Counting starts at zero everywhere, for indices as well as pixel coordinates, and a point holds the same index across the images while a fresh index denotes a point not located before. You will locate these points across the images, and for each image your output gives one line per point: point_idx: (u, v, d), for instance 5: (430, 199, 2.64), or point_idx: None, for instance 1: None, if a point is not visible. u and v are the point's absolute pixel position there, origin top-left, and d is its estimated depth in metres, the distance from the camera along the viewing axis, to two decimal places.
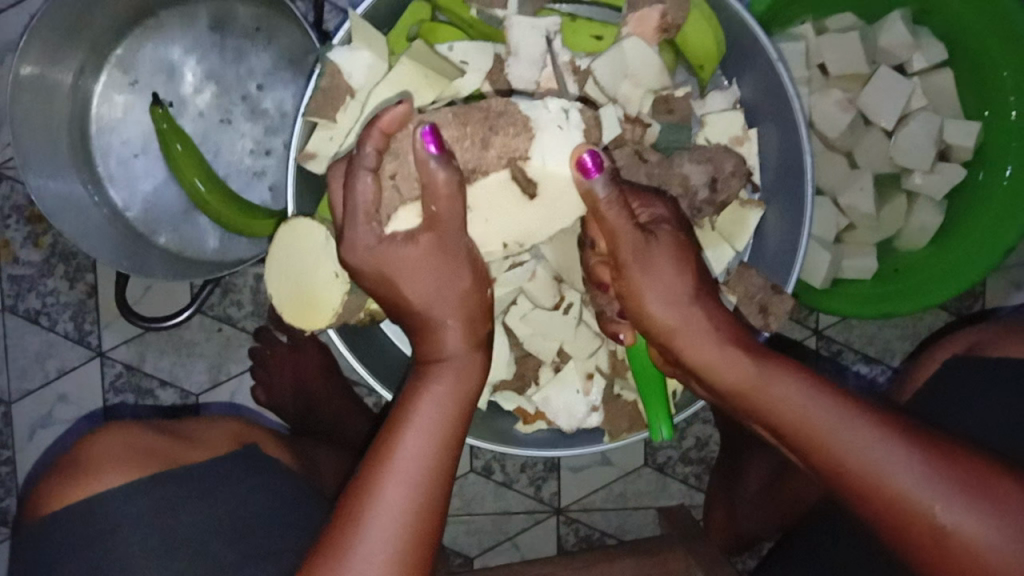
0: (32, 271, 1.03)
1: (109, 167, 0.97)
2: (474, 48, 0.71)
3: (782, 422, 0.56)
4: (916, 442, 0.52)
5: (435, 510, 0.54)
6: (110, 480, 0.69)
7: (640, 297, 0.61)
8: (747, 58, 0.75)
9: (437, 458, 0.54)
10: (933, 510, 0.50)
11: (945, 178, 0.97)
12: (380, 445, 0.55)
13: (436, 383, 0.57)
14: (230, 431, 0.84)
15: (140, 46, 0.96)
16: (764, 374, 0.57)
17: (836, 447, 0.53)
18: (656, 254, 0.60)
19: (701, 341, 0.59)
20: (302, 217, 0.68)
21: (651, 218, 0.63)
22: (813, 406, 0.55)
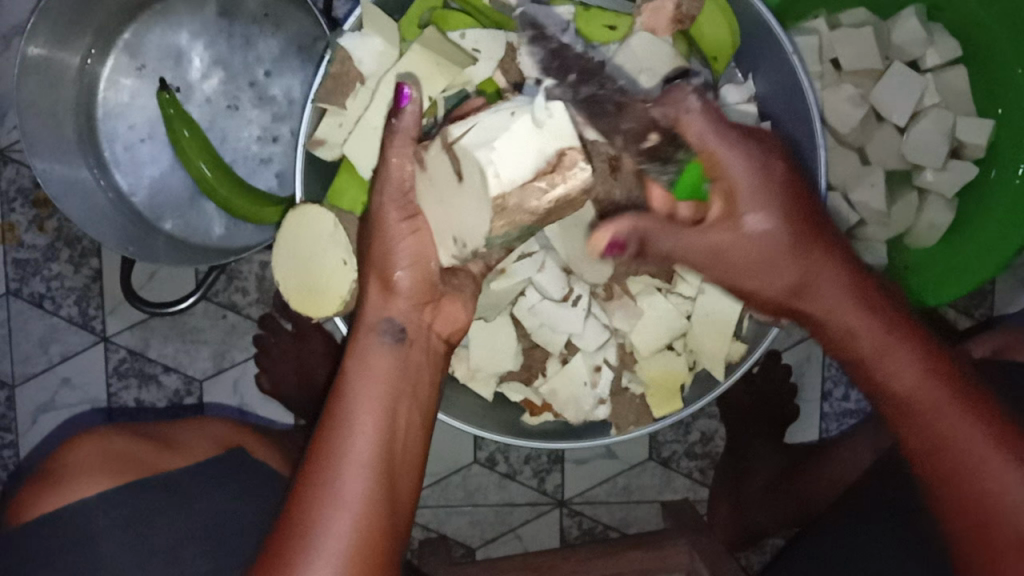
0: (37, 255, 1.02)
1: (115, 152, 0.96)
2: (486, 35, 0.70)
3: (890, 393, 0.59)
4: (1012, 451, 0.56)
5: (386, 518, 0.55)
6: (92, 487, 0.72)
7: (741, 270, 0.62)
8: (762, 52, 0.74)
9: (368, 480, 0.54)
10: (1022, 513, 0.54)
11: (957, 175, 0.96)
12: (319, 459, 0.55)
13: (366, 388, 0.57)
14: (215, 433, 0.86)
15: (147, 30, 0.95)
16: (887, 347, 0.59)
17: (938, 434, 0.57)
18: (749, 235, 0.59)
19: (838, 298, 0.60)
20: (310, 206, 0.67)
21: (726, 182, 0.59)
22: (922, 385, 0.57)
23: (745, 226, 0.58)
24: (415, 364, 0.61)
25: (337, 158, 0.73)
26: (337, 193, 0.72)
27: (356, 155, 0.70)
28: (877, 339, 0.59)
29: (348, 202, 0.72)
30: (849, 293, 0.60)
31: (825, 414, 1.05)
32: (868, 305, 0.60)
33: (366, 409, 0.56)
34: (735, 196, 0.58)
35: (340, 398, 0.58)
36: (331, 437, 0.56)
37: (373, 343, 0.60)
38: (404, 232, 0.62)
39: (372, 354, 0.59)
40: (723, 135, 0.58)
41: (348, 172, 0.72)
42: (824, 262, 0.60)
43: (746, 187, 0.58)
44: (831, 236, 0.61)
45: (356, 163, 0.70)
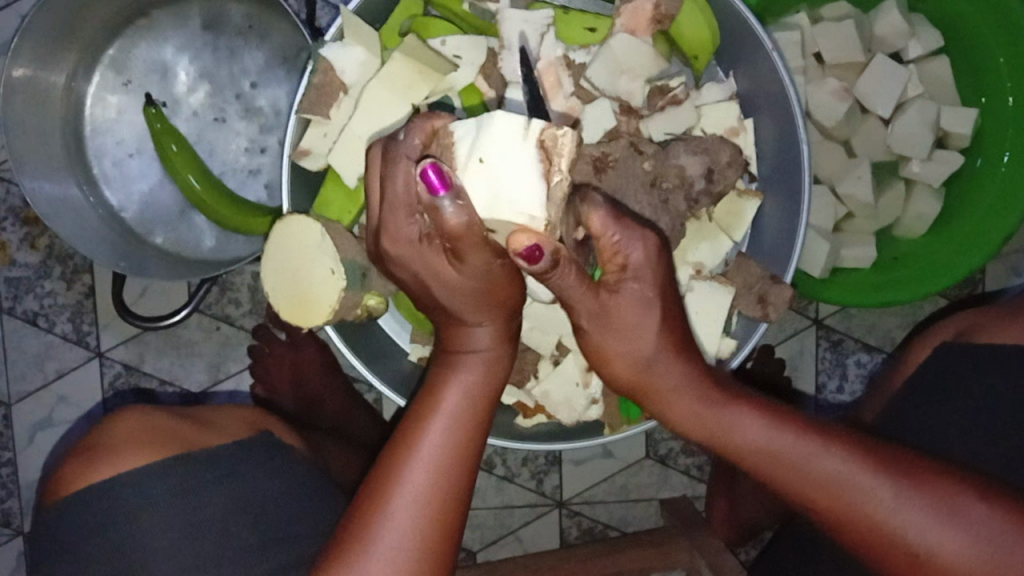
0: (29, 273, 1.03)
1: (104, 167, 0.97)
2: (467, 42, 0.70)
3: (749, 458, 0.56)
4: (885, 468, 0.52)
5: (453, 512, 0.54)
6: (134, 461, 0.69)
7: (605, 358, 0.59)
8: (743, 50, 0.74)
9: (450, 449, 0.55)
10: (909, 532, 0.51)
11: (943, 164, 0.96)
12: (406, 433, 0.56)
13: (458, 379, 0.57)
14: (242, 417, 0.84)
15: (132, 46, 0.95)
16: (726, 415, 0.56)
17: (806, 480, 0.54)
18: (625, 303, 0.56)
19: (677, 385, 0.57)
20: (291, 217, 0.68)
21: (618, 262, 0.56)
22: (779, 443, 0.55)
23: (620, 296, 0.56)
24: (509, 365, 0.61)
25: (323, 168, 0.73)
26: (324, 204, 0.73)
27: (339, 162, 0.70)
28: (711, 412, 0.57)
29: (336, 212, 0.72)
30: (683, 374, 0.57)
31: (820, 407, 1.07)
32: (700, 378, 0.58)
33: (456, 397, 0.57)
34: (622, 269, 0.56)
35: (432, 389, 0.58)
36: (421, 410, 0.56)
37: (471, 339, 0.59)
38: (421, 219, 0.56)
39: (473, 333, 0.59)
40: (623, 223, 0.55)
41: (333, 183, 0.72)
42: (664, 336, 0.57)
43: (636, 262, 0.56)
44: (673, 305, 0.59)
45: (339, 171, 0.70)
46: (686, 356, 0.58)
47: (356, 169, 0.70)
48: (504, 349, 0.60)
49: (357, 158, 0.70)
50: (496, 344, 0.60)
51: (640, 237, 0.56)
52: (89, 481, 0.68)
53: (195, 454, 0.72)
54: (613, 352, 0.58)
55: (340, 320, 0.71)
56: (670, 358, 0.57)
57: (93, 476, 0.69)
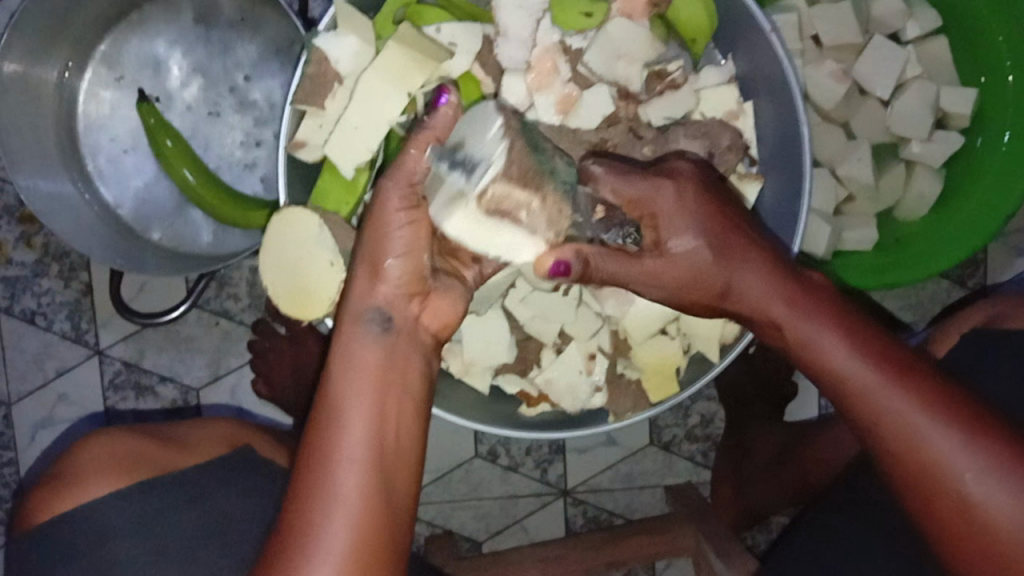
0: (26, 271, 1.02)
1: (99, 163, 0.96)
2: (461, 28, 0.70)
3: (813, 367, 0.59)
4: (959, 415, 0.53)
5: (381, 518, 0.51)
6: (98, 490, 0.70)
7: (680, 273, 0.63)
8: (740, 32, 0.73)
9: (359, 473, 0.51)
10: (966, 477, 0.52)
11: (943, 145, 0.96)
12: (312, 448, 0.53)
13: (351, 380, 0.55)
14: (223, 433, 0.83)
15: (124, 40, 0.94)
16: (801, 320, 0.60)
17: (870, 406, 0.56)
18: (682, 252, 0.62)
19: (761, 289, 0.61)
20: (298, 208, 0.67)
21: (650, 218, 0.63)
22: (856, 364, 0.57)
23: (674, 249, 0.62)
24: (406, 353, 0.57)
25: (319, 160, 0.72)
26: (321, 195, 0.72)
27: (337, 154, 0.69)
28: (796, 321, 0.60)
29: (334, 202, 0.71)
30: (770, 287, 0.61)
31: None
32: (791, 294, 0.61)
33: (356, 398, 0.54)
34: (657, 226, 0.63)
35: (327, 394, 0.55)
36: (316, 441, 0.53)
37: (363, 332, 0.57)
38: (400, 223, 0.59)
39: (358, 346, 0.56)
40: (633, 182, 0.63)
41: (330, 174, 0.71)
42: (738, 256, 0.62)
43: (667, 212, 0.62)
44: (750, 235, 0.63)
45: (337, 163, 0.70)
46: (777, 273, 0.62)
47: (355, 160, 0.70)
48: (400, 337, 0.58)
49: (356, 149, 0.69)
50: (382, 339, 0.57)
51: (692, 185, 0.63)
52: (58, 511, 0.69)
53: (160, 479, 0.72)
54: (692, 266, 0.62)
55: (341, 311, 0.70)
56: (752, 267, 0.62)
57: (65, 505, 0.69)
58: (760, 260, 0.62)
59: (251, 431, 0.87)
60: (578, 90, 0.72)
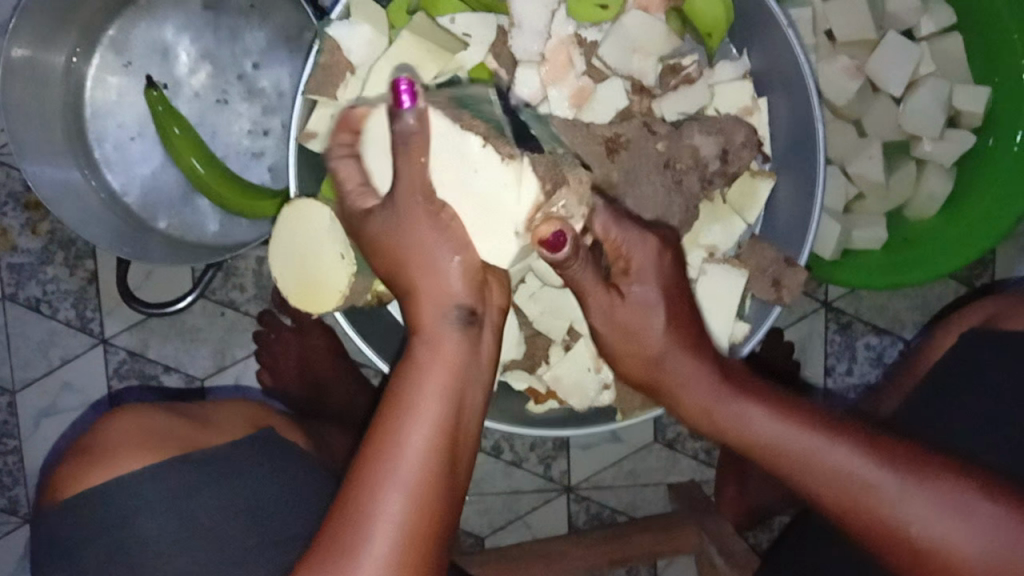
0: (31, 259, 1.01)
1: (105, 151, 0.95)
2: (476, 20, 0.70)
3: (747, 447, 0.57)
4: (900, 467, 0.53)
5: (436, 519, 0.50)
6: (126, 466, 0.69)
7: (619, 337, 0.59)
8: (756, 27, 0.73)
9: (422, 479, 0.49)
10: (918, 529, 0.52)
11: (956, 143, 0.95)
12: (376, 441, 0.50)
13: (421, 374, 0.51)
14: (244, 415, 0.82)
15: (132, 26, 0.94)
16: (734, 400, 0.56)
17: (813, 476, 0.54)
18: (632, 307, 0.57)
19: (685, 371, 0.58)
20: (305, 199, 0.67)
21: (622, 260, 0.58)
22: (789, 437, 0.55)
23: (634, 296, 0.57)
24: (482, 344, 0.54)
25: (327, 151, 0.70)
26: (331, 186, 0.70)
27: None
28: (728, 403, 0.57)
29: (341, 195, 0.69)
30: (694, 367, 0.58)
31: (829, 390, 1.07)
32: (717, 375, 0.58)
33: (423, 395, 0.50)
34: (626, 270, 0.58)
35: (398, 381, 0.52)
36: (385, 439, 0.50)
37: (437, 322, 0.52)
38: (436, 228, 0.53)
39: (437, 334, 0.52)
40: (624, 225, 0.58)
41: None
42: (670, 327, 0.58)
43: (640, 262, 0.58)
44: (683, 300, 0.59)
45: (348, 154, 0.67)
46: (694, 349, 0.58)
47: None
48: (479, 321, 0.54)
49: None
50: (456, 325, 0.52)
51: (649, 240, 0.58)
52: (85, 487, 0.68)
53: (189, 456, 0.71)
54: (629, 338, 0.58)
55: (350, 305, 0.69)
56: (680, 344, 0.58)
57: (90, 483, 0.68)
58: (679, 332, 0.58)
59: (264, 410, 0.86)
60: (592, 83, 0.72)
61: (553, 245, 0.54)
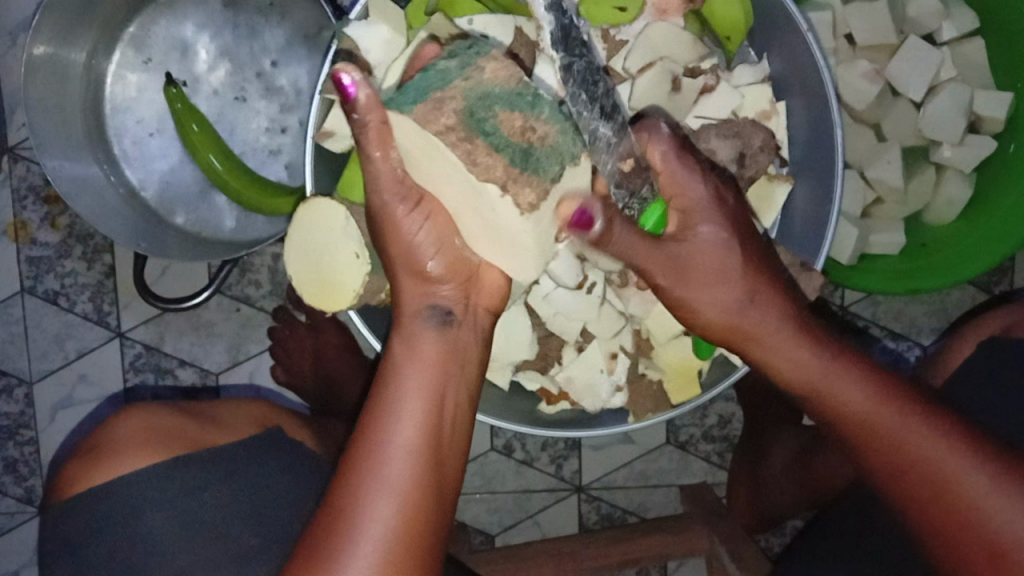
0: (50, 252, 1.02)
1: (124, 146, 0.96)
2: (494, 20, 0.68)
3: (832, 411, 0.61)
4: (980, 455, 0.56)
5: (425, 514, 0.54)
6: (130, 464, 0.69)
7: (694, 287, 0.63)
8: (775, 30, 0.72)
9: (415, 464, 0.55)
10: (994, 520, 0.55)
11: (976, 149, 0.94)
12: (368, 440, 0.55)
13: (408, 376, 0.58)
14: (253, 411, 0.83)
15: (152, 23, 0.94)
16: (833, 371, 0.61)
17: (894, 450, 0.58)
18: (703, 249, 0.62)
19: (765, 331, 0.63)
20: (320, 198, 0.67)
21: (683, 205, 0.64)
22: (874, 407, 0.59)
23: (700, 238, 0.62)
24: (464, 339, 0.61)
25: (346, 150, 0.71)
26: (346, 185, 0.69)
27: None
28: (818, 371, 0.61)
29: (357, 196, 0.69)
30: (779, 329, 0.63)
31: None
32: (807, 341, 0.62)
33: (409, 395, 0.57)
34: (688, 213, 0.64)
35: (388, 384, 0.58)
36: (379, 412, 0.56)
37: (421, 325, 0.60)
38: (414, 220, 0.60)
39: (419, 339, 0.60)
40: (682, 159, 0.65)
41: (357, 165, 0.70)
42: (754, 291, 0.63)
43: (699, 203, 0.63)
44: (768, 270, 0.64)
45: None
46: (779, 312, 0.63)
47: None
48: (478, 316, 0.64)
49: None
50: (433, 331, 0.60)
51: (715, 191, 0.64)
52: (90, 485, 0.69)
53: (193, 455, 0.72)
54: (703, 302, 0.64)
55: (364, 304, 0.70)
56: (768, 309, 0.63)
57: (94, 480, 0.69)
58: (760, 293, 0.63)
59: (277, 410, 0.86)
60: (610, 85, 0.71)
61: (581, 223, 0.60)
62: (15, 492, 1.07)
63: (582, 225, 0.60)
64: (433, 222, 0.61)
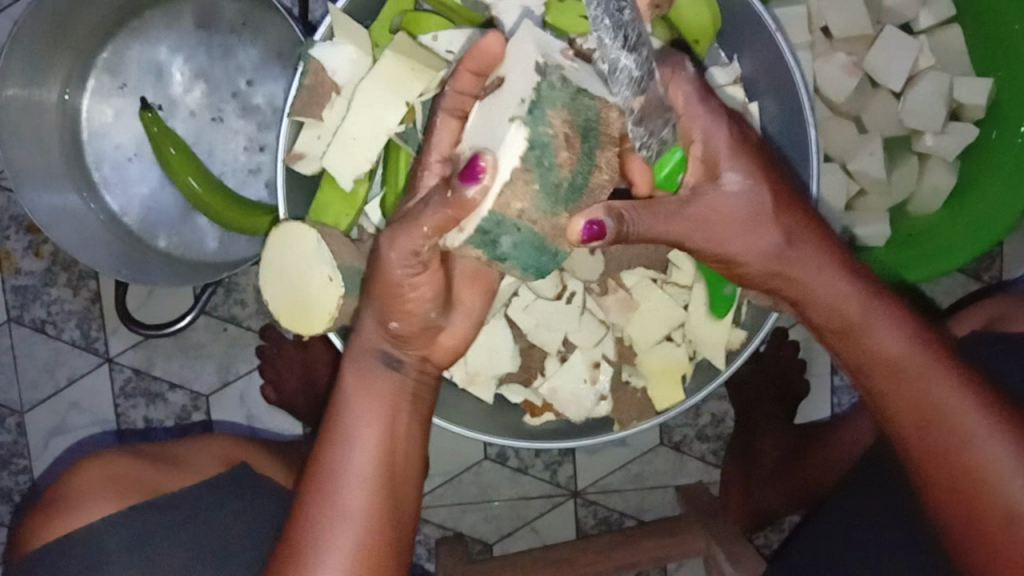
0: (35, 281, 1.02)
1: (104, 172, 0.96)
2: (460, 36, 0.68)
3: (852, 345, 0.62)
4: (1000, 416, 0.56)
5: (380, 536, 0.57)
6: (92, 514, 0.70)
7: (734, 228, 0.61)
8: (744, 32, 0.72)
9: (369, 488, 0.57)
10: (1011, 486, 0.55)
11: (957, 138, 0.94)
12: (322, 469, 0.58)
13: (359, 404, 0.59)
14: (219, 450, 0.82)
15: (125, 48, 0.94)
16: (863, 309, 0.61)
17: (921, 400, 0.58)
18: (726, 194, 0.60)
19: (793, 262, 0.62)
20: (293, 221, 0.67)
21: (699, 146, 0.61)
22: (905, 346, 0.60)
23: (722, 189, 0.60)
24: (417, 378, 0.61)
25: (318, 172, 0.72)
26: (320, 208, 0.71)
27: (336, 167, 0.69)
28: (832, 300, 0.62)
29: (332, 216, 0.71)
30: (821, 263, 0.62)
31: (836, 387, 1.06)
32: (842, 272, 0.62)
33: (359, 423, 0.59)
34: (717, 157, 0.60)
35: (339, 414, 0.60)
36: (335, 443, 0.58)
37: (370, 362, 0.60)
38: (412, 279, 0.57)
39: (368, 370, 0.60)
40: (705, 101, 0.61)
41: (330, 186, 0.71)
42: (798, 233, 0.62)
43: (726, 147, 0.60)
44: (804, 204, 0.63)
45: (336, 175, 0.69)
46: (818, 243, 0.62)
47: (354, 171, 0.69)
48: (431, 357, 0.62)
49: (356, 160, 0.69)
50: (382, 369, 0.60)
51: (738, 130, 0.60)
52: (49, 537, 0.69)
53: (157, 500, 0.73)
54: (740, 243, 0.61)
55: (342, 326, 0.69)
56: (808, 245, 0.62)
57: (55, 533, 0.70)
58: (792, 232, 0.61)
59: (245, 445, 0.86)
60: None
61: (593, 237, 0.56)
62: (11, 522, 1.07)
63: (594, 236, 0.56)
64: (423, 284, 0.58)
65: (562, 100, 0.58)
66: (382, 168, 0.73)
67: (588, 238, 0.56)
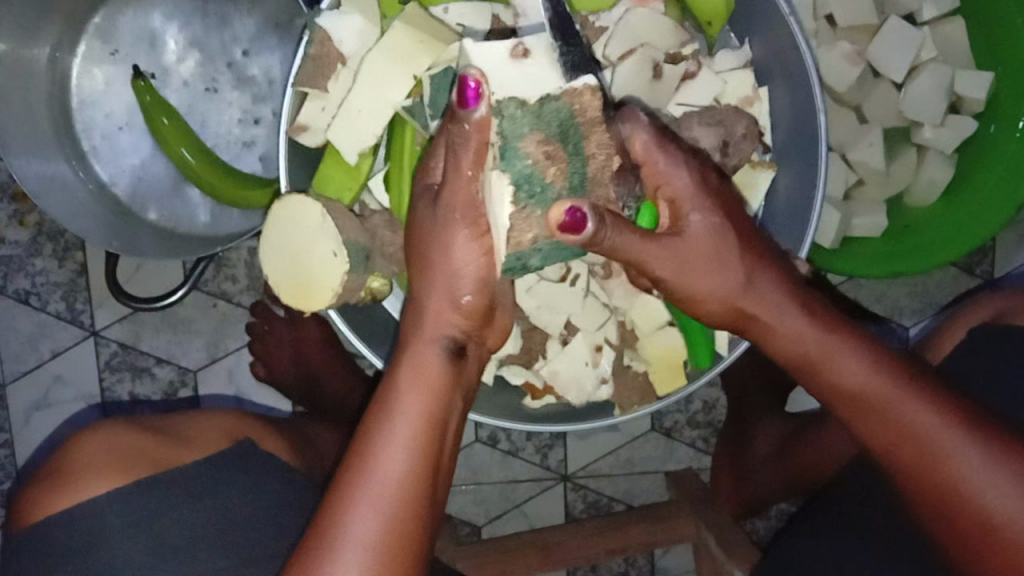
0: (20, 250, 1.00)
1: (93, 141, 0.93)
2: (470, 9, 0.67)
3: (823, 382, 0.60)
4: (971, 434, 0.56)
5: (413, 525, 0.52)
6: (89, 490, 0.68)
7: (696, 269, 0.58)
8: (757, 15, 0.71)
9: (408, 474, 0.52)
10: (984, 497, 0.55)
11: (956, 130, 0.93)
12: (360, 451, 0.53)
13: (408, 387, 0.54)
14: (224, 426, 0.81)
15: (118, 14, 0.92)
16: (829, 345, 0.59)
17: (891, 424, 0.58)
18: (695, 237, 0.58)
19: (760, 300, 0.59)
20: (296, 194, 0.66)
21: (665, 193, 0.59)
22: (873, 379, 0.58)
23: (691, 230, 0.57)
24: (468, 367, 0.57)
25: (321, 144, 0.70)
26: (324, 179, 0.71)
27: (339, 140, 0.68)
28: (807, 339, 0.59)
29: (335, 189, 0.70)
30: (784, 300, 0.59)
31: None
32: (803, 306, 0.60)
33: (406, 407, 0.53)
34: (676, 203, 0.58)
35: (392, 392, 0.54)
36: (376, 421, 0.53)
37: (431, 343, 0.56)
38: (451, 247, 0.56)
39: (427, 350, 0.56)
40: (667, 149, 0.58)
41: (333, 159, 0.70)
42: (752, 271, 0.59)
43: (684, 194, 0.58)
44: (761, 241, 0.60)
45: (340, 148, 0.68)
46: (776, 275, 0.60)
47: (358, 144, 0.68)
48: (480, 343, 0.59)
49: (359, 133, 0.68)
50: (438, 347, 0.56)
51: (695, 172, 0.58)
52: (44, 513, 0.67)
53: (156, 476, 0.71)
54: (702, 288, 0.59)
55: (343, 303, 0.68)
56: (769, 281, 0.60)
57: (51, 508, 0.67)
58: (752, 270, 0.59)
59: (249, 420, 0.85)
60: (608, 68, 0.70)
61: (573, 226, 0.51)
62: None
63: (574, 228, 0.51)
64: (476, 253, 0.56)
65: (529, 121, 0.55)
66: (384, 145, 0.71)
67: (566, 226, 0.51)
